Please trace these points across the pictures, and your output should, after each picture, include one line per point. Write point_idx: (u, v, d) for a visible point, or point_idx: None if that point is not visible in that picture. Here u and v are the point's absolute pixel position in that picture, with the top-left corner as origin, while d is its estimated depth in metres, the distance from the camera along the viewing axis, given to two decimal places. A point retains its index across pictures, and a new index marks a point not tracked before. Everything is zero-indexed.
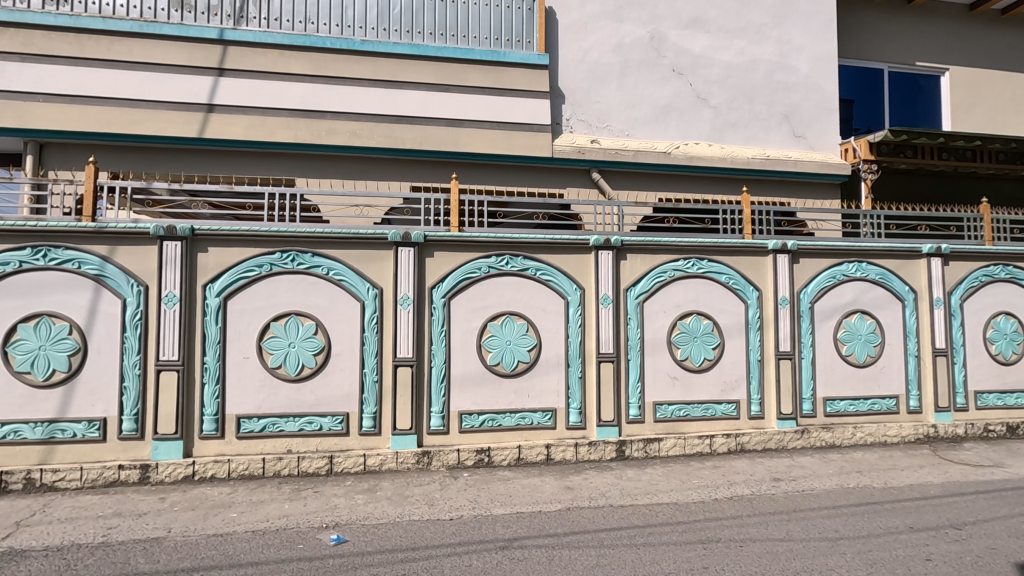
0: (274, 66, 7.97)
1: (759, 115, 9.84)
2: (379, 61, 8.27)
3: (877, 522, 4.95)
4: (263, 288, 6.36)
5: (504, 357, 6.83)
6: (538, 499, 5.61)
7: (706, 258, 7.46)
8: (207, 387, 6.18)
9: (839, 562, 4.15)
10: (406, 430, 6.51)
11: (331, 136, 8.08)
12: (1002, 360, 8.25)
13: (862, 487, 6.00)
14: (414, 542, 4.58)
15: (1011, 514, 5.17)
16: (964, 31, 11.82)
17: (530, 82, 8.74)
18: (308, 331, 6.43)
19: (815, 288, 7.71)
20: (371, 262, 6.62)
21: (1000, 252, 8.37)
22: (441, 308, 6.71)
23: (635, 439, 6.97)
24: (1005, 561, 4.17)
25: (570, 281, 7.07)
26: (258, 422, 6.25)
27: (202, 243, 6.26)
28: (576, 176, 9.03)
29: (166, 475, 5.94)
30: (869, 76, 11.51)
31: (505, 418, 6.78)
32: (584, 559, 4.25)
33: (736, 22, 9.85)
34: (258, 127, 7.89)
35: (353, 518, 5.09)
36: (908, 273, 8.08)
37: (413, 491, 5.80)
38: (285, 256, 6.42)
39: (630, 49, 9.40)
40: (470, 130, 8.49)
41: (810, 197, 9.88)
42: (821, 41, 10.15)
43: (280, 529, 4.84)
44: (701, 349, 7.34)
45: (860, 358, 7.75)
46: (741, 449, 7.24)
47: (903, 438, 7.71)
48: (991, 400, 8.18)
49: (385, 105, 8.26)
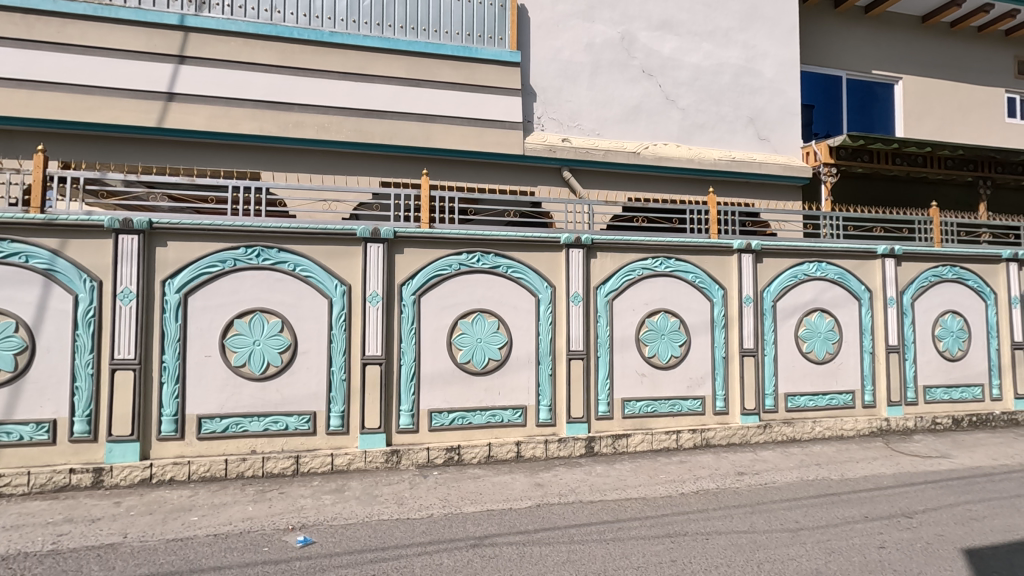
0: (238, 55, 7.72)
1: (725, 117, 10.06)
2: (348, 53, 8.11)
3: (835, 513, 5.14)
4: (225, 285, 6.16)
5: (474, 355, 6.80)
6: (508, 496, 5.61)
7: (674, 256, 7.59)
8: (165, 387, 5.96)
9: (800, 551, 4.29)
10: (375, 429, 6.42)
11: (298, 129, 7.88)
12: (949, 356, 8.67)
13: (821, 479, 6.22)
14: (384, 542, 4.52)
15: (955, 502, 5.46)
16: (917, 41, 12.34)
17: (502, 79, 8.72)
18: (273, 329, 6.26)
19: (777, 287, 7.94)
20: (341, 258, 6.50)
21: (948, 253, 8.79)
22: (411, 305, 6.65)
23: (603, 435, 7.06)
24: (952, 547, 4.39)
25: (541, 279, 7.09)
26: (220, 422, 6.06)
27: (161, 237, 6.03)
28: (547, 175, 9.04)
29: (121, 479, 5.68)
30: (829, 83, 11.89)
31: (475, 416, 6.76)
32: (554, 555, 4.28)
33: (704, 25, 10.04)
34: (221, 118, 7.63)
35: (320, 520, 4.98)
36: (864, 273, 8.40)
37: (382, 490, 5.71)
38: (249, 251, 6.23)
39: (601, 49, 9.47)
40: (441, 126, 8.43)
41: (773, 199, 10.16)
42: (784, 46, 10.45)
43: (244, 533, 4.70)
44: (668, 346, 7.47)
45: (819, 355, 8.04)
46: (706, 444, 7.40)
47: (858, 431, 8.02)
48: (939, 394, 8.59)
49: (354, 99, 8.11)
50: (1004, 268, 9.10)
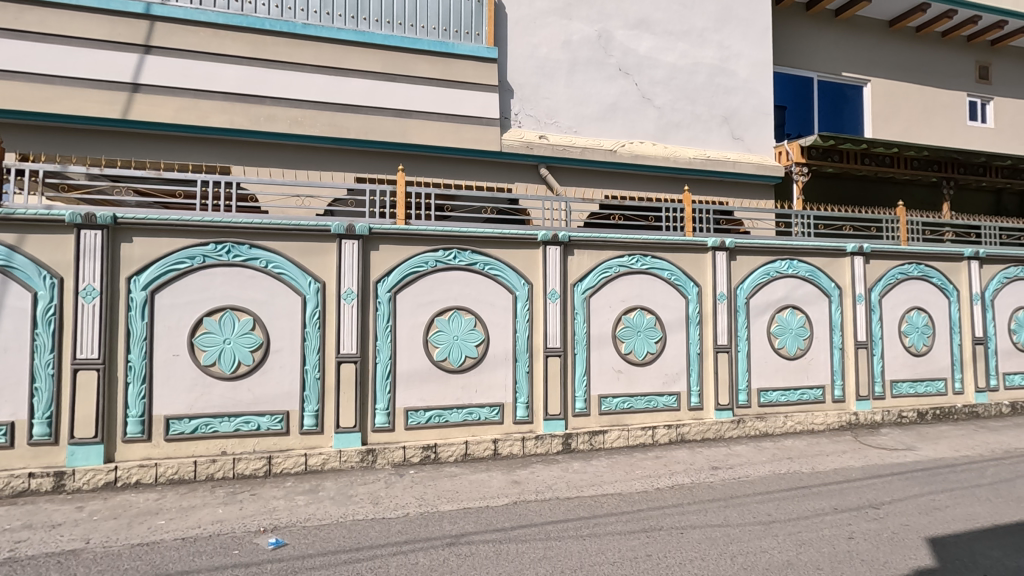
0: (207, 46, 7.51)
1: (700, 117, 10.18)
2: (322, 46, 7.96)
3: (806, 505, 5.24)
4: (194, 282, 6.00)
5: (451, 353, 6.76)
6: (485, 494, 5.58)
7: (649, 254, 7.65)
8: (132, 387, 5.77)
9: (772, 544, 4.35)
10: (350, 428, 6.33)
11: (270, 123, 7.71)
12: (914, 352, 8.92)
13: (793, 472, 6.34)
14: (359, 542, 4.46)
15: (920, 492, 5.62)
16: (884, 45, 12.67)
17: (479, 75, 8.66)
18: (244, 327, 6.12)
19: (750, 284, 8.07)
20: (314, 255, 6.38)
21: (913, 252, 9.05)
22: (387, 303, 6.57)
23: (581, 432, 7.08)
24: (916, 536, 4.52)
25: (518, 277, 7.08)
26: (189, 423, 5.89)
27: (126, 232, 5.84)
28: (524, 172, 9.02)
29: (84, 483, 5.50)
30: (800, 84, 12.11)
31: (451, 414, 6.72)
32: (530, 552, 4.27)
33: (680, 25, 10.13)
34: (189, 111, 7.42)
35: (292, 521, 4.88)
36: (834, 270, 8.59)
37: (357, 490, 5.63)
38: (219, 247, 6.08)
39: (578, 47, 9.48)
40: (418, 122, 8.34)
41: (747, 197, 10.32)
42: (757, 47, 10.61)
43: (213, 536, 4.58)
44: (644, 342, 7.53)
45: (791, 351, 8.20)
46: (681, 439, 7.49)
47: (828, 425, 8.20)
48: (905, 388, 8.84)
49: (329, 93, 7.97)
50: (966, 266, 9.40)
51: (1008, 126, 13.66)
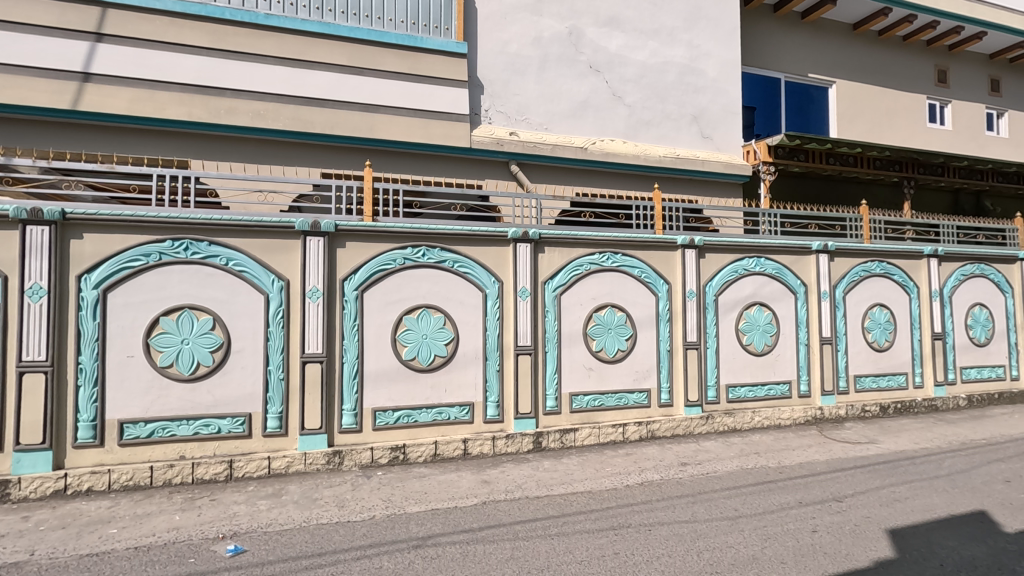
0: (164, 35, 7.24)
1: (670, 115, 10.25)
2: (286, 37, 7.75)
3: (772, 499, 5.30)
4: (150, 280, 5.77)
5: (419, 352, 6.66)
6: (453, 494, 5.50)
7: (620, 251, 7.67)
8: (82, 390, 5.52)
9: (738, 538, 4.38)
10: (315, 430, 6.17)
11: (231, 116, 7.48)
12: (877, 347, 9.14)
13: (760, 467, 6.42)
14: (322, 547, 4.33)
15: (881, 485, 5.74)
16: (849, 47, 12.96)
17: (448, 70, 8.55)
18: (204, 327, 5.91)
19: (719, 281, 8.15)
20: (278, 253, 6.20)
21: (876, 249, 9.27)
22: (354, 301, 6.42)
23: (551, 430, 7.04)
24: (877, 527, 4.60)
25: (487, 274, 7.01)
26: (145, 427, 5.67)
27: (76, 228, 5.57)
28: (494, 168, 8.96)
29: (31, 491, 5.24)
30: (768, 84, 12.29)
31: (420, 414, 6.61)
32: (498, 553, 4.21)
33: (650, 23, 10.17)
34: (145, 102, 7.15)
35: (253, 527, 4.72)
36: (800, 268, 8.74)
37: (322, 493, 5.49)
38: (177, 244, 5.86)
39: (549, 44, 9.44)
40: (386, 117, 8.19)
41: (716, 196, 10.44)
42: (726, 47, 10.73)
43: (168, 544, 4.39)
44: (615, 340, 7.54)
45: (758, 347, 8.31)
46: (652, 436, 7.53)
47: (794, 420, 8.35)
48: (868, 382, 9.05)
49: (294, 85, 7.77)
50: (925, 264, 9.66)
51: (965, 128, 14.13)
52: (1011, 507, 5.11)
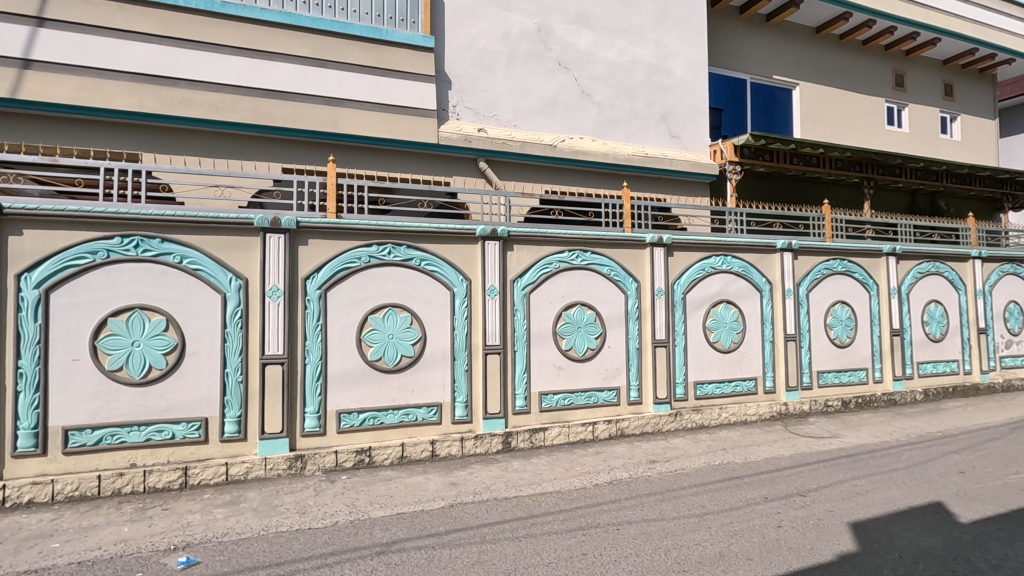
0: (112, 21, 6.90)
1: (638, 114, 10.29)
2: (244, 27, 7.48)
3: (738, 496, 5.33)
4: (97, 279, 5.47)
5: (385, 352, 6.50)
6: (420, 498, 5.36)
7: (589, 249, 7.65)
8: (22, 396, 5.20)
9: (705, 536, 4.38)
10: (276, 434, 5.95)
11: (186, 107, 7.18)
12: (839, 343, 9.36)
13: (726, 463, 6.47)
14: (281, 556, 4.16)
15: (843, 478, 5.85)
16: (811, 50, 13.25)
17: (414, 64, 8.39)
18: (156, 328, 5.64)
19: (687, 279, 8.21)
20: (236, 251, 5.97)
21: (838, 248, 9.49)
22: (316, 301, 6.23)
23: (520, 430, 6.97)
24: (840, 521, 4.67)
25: (455, 273, 6.89)
26: (91, 434, 5.37)
27: (14, 224, 5.24)
28: (463, 165, 8.85)
29: None
30: (734, 85, 12.48)
31: (387, 416, 6.45)
32: (464, 557, 4.11)
33: (619, 22, 10.19)
34: (92, 91, 6.79)
35: (207, 537, 4.51)
36: (765, 266, 8.87)
37: (282, 499, 5.30)
38: (126, 241, 5.58)
39: (517, 40, 9.37)
40: (349, 111, 7.98)
41: (683, 194, 10.54)
42: (693, 47, 10.83)
43: (114, 558, 4.15)
44: (584, 339, 7.52)
45: (725, 344, 8.41)
46: (621, 434, 7.52)
47: (760, 416, 8.47)
48: (830, 378, 9.26)
49: (253, 77, 7.50)
50: (884, 262, 9.94)
51: (921, 131, 14.61)
52: (966, 498, 5.26)
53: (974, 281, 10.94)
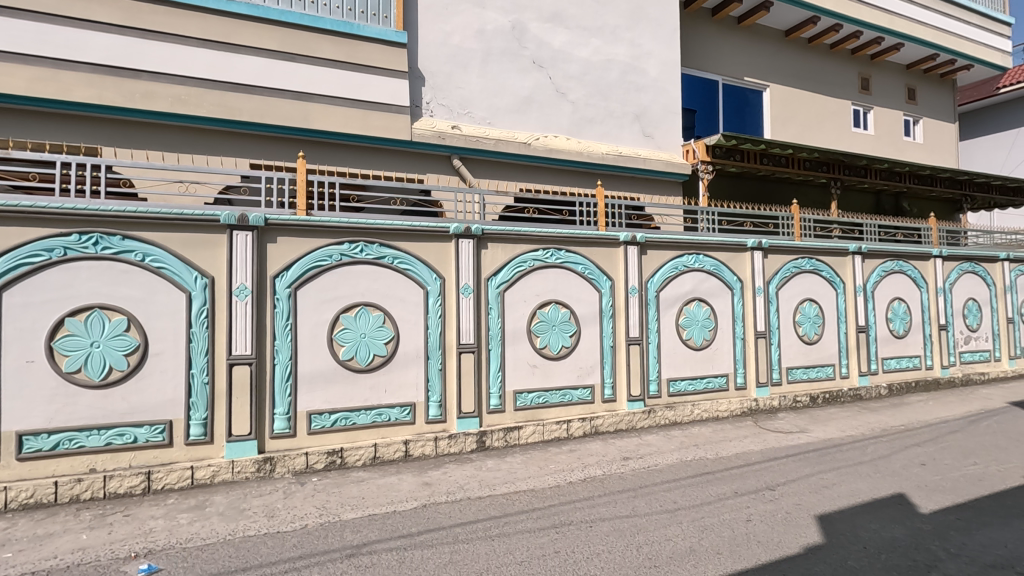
0: (69, 10, 6.64)
1: (613, 113, 10.35)
2: (211, 18, 7.28)
3: (709, 491, 5.39)
4: (53, 278, 5.26)
5: (358, 351, 6.40)
6: (392, 499, 5.30)
7: (564, 248, 7.66)
8: None
9: (676, 531, 4.42)
10: (244, 436, 5.81)
11: (149, 100, 6.96)
12: (807, 340, 9.57)
13: (698, 459, 6.55)
14: (247, 561, 4.06)
15: (811, 472, 5.97)
16: (781, 53, 13.52)
17: (386, 59, 8.27)
18: (116, 328, 5.45)
19: (660, 277, 8.29)
20: (201, 248, 5.80)
21: (806, 247, 9.70)
22: (285, 300, 6.10)
23: (495, 429, 6.94)
24: (808, 514, 4.76)
25: (429, 271, 6.83)
26: (48, 439, 5.16)
27: None
28: (436, 163, 8.78)
29: None
30: (706, 86, 12.65)
31: (359, 416, 6.35)
32: (435, 558, 4.07)
33: (593, 21, 10.23)
34: (48, 82, 6.53)
35: (171, 543, 4.37)
36: (736, 264, 9.01)
37: (250, 503, 5.18)
38: (84, 239, 5.37)
39: (492, 37, 9.32)
40: (320, 106, 7.85)
41: (657, 193, 10.65)
42: (666, 47, 10.94)
43: (71, 567, 3.99)
44: (559, 337, 7.53)
45: (697, 341, 8.53)
46: (595, 431, 7.55)
47: (732, 412, 8.60)
48: (799, 373, 9.45)
49: (220, 70, 7.31)
50: (851, 260, 10.19)
51: (885, 134, 15.03)
52: (927, 489, 5.42)
53: (936, 279, 11.29)
